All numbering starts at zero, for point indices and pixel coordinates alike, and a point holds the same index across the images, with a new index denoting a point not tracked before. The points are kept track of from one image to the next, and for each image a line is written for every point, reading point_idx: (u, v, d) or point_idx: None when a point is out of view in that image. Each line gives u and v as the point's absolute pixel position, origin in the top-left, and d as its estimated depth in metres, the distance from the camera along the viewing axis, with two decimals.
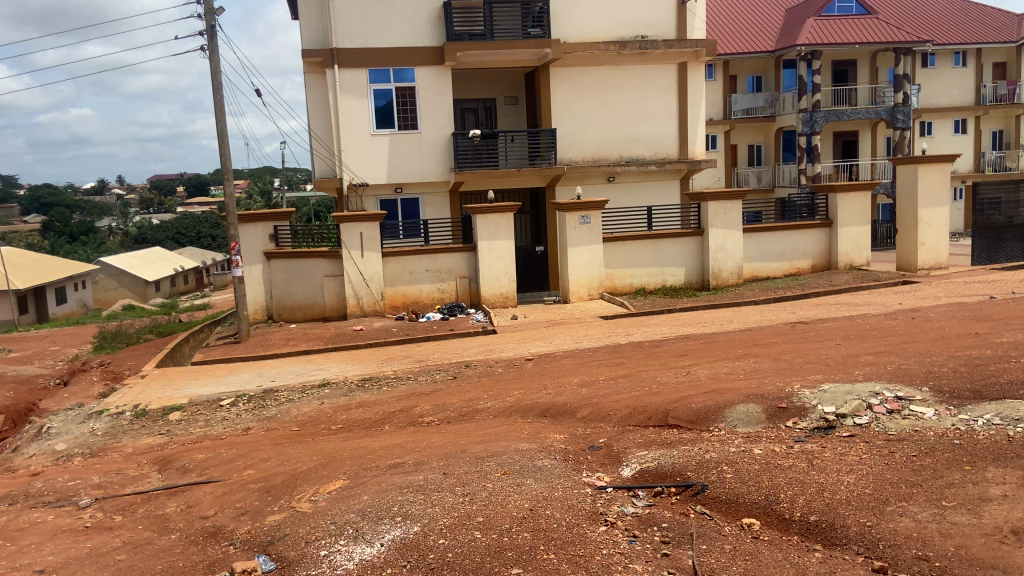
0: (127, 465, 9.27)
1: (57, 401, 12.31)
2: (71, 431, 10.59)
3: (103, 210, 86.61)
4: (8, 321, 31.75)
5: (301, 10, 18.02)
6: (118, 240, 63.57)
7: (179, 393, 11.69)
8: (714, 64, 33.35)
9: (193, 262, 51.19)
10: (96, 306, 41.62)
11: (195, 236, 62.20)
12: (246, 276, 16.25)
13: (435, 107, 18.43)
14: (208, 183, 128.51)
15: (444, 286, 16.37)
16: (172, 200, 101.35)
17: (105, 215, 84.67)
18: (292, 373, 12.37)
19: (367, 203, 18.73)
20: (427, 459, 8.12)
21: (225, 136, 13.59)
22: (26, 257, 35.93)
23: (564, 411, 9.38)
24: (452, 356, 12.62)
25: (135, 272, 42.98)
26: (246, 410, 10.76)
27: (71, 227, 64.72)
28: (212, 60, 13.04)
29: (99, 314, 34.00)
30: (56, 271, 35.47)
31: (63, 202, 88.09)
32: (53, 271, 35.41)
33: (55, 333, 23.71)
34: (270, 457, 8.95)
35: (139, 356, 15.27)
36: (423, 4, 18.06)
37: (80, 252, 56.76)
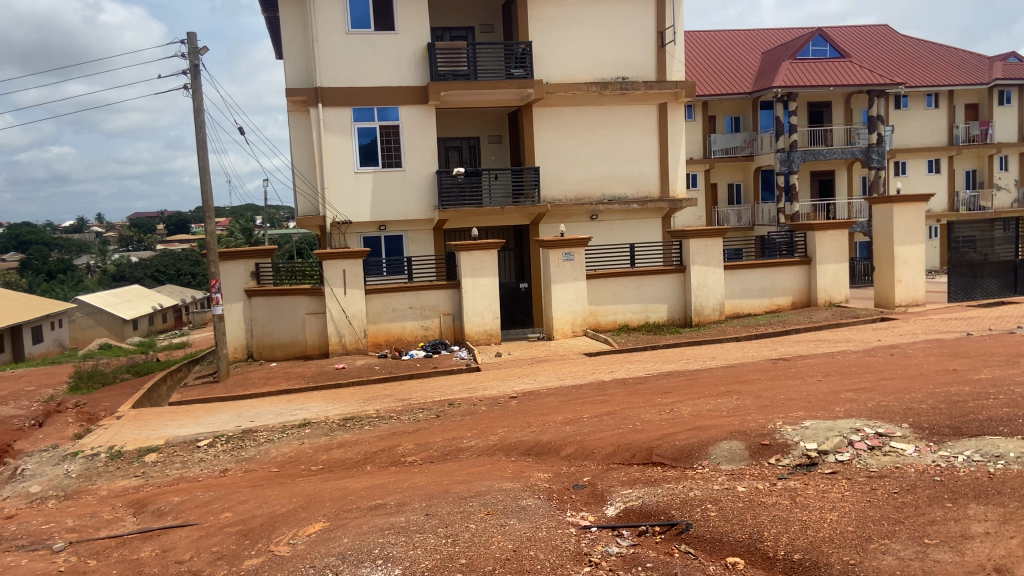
0: (102, 508, 9.07)
1: (31, 442, 12.06)
2: (45, 473, 10.38)
3: (81, 248, 85.83)
4: None
5: (286, 50, 18.19)
6: (96, 278, 62.90)
7: (156, 434, 11.49)
8: (694, 104, 33.98)
9: (172, 300, 50.74)
10: (72, 345, 41.08)
11: (174, 273, 61.61)
12: (226, 314, 16.12)
13: (419, 146, 18.58)
14: (188, 221, 128.01)
15: (427, 323, 16.32)
16: (153, 238, 100.71)
17: (85, 253, 84.09)
18: (272, 413, 12.21)
19: (350, 240, 18.73)
20: (409, 500, 8.02)
21: (207, 175, 13.58)
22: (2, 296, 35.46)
23: (547, 450, 9.32)
24: (435, 395, 12.53)
25: (113, 310, 42.48)
26: (225, 451, 10.60)
27: (48, 265, 64.09)
28: (195, 99, 13.09)
29: (76, 353, 33.49)
30: (32, 310, 35.01)
31: (41, 240, 87.39)
32: (29, 310, 34.94)
33: (29, 373, 23.28)
34: (249, 499, 8.80)
35: (116, 397, 15.00)
36: (406, 44, 18.28)
37: (57, 290, 56.08)
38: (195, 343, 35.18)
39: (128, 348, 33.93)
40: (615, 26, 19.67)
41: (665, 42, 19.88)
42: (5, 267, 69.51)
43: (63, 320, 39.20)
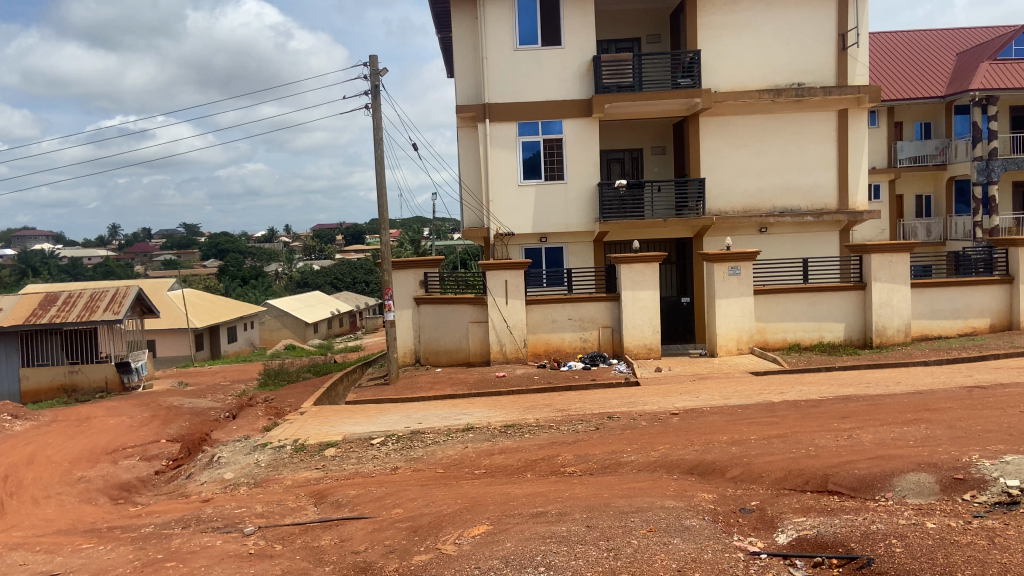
0: (288, 496, 9.89)
1: (227, 432, 13.25)
2: (239, 461, 11.39)
3: (271, 256, 93.24)
4: (186, 356, 34.51)
5: (457, 68, 18.98)
6: (283, 284, 68.38)
7: (335, 430, 12.28)
8: (878, 109, 31.89)
9: (348, 305, 54.21)
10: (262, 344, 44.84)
11: (350, 281, 65.58)
12: (396, 320, 17.03)
13: (582, 158, 18.67)
14: (363, 232, 136.09)
15: (587, 335, 16.30)
16: (331, 247, 108.00)
17: (273, 260, 91.41)
18: (438, 416, 12.67)
19: (512, 252, 19.17)
20: (570, 510, 8.06)
21: (384, 188, 14.37)
22: (205, 299, 39.36)
23: (712, 470, 9.03)
24: (595, 407, 12.49)
25: (297, 314, 45.84)
26: (395, 450, 11.15)
27: (243, 272, 70.41)
28: (375, 117, 13.88)
29: (264, 353, 36.49)
30: (229, 312, 38.63)
31: (236, 248, 96.44)
32: (227, 312, 38.58)
33: (226, 369, 25.59)
34: (417, 497, 9.24)
35: (299, 393, 16.17)
36: (572, 57, 18.47)
37: (249, 295, 61.43)
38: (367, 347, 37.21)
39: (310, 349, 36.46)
40: (790, 31, 18.88)
41: (846, 45, 18.78)
42: (207, 273, 77.15)
43: (253, 322, 43.02)
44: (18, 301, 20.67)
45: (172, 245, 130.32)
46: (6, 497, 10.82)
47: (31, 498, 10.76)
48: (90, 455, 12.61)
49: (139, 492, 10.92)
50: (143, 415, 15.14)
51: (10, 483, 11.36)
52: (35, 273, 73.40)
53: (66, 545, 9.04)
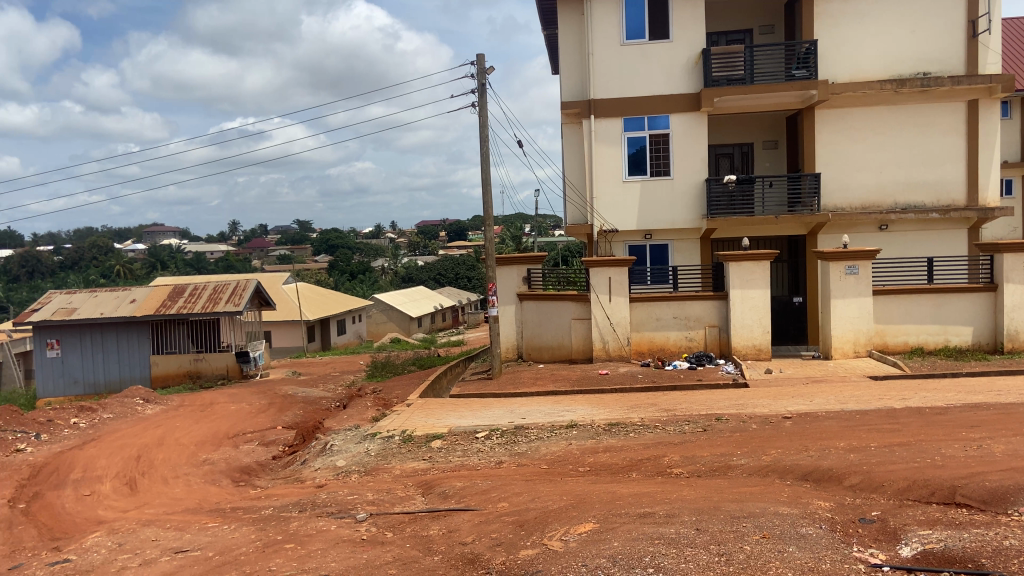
0: (396, 485, 10.18)
1: (338, 421, 13.75)
2: (350, 449, 11.80)
3: (378, 252, 95.86)
4: (298, 347, 36.11)
5: (563, 65, 18.99)
6: (389, 279, 70.27)
7: (440, 423, 12.53)
8: (1011, 100, 29.78)
9: (450, 301, 55.22)
10: (369, 337, 46.33)
11: (453, 277, 66.66)
12: (499, 315, 17.25)
13: (689, 153, 18.29)
14: (464, 228, 138.14)
15: (693, 334, 15.96)
16: (436, 244, 110.46)
17: (380, 255, 94.08)
18: (541, 412, 12.71)
19: (616, 249, 19.01)
20: (679, 512, 7.91)
21: (489, 185, 14.52)
22: (317, 292, 41.06)
23: (828, 477, 8.67)
24: (702, 408, 12.21)
25: (402, 308, 47.06)
26: (499, 444, 11.27)
27: (351, 266, 72.85)
28: (481, 115, 14.05)
29: (371, 346, 37.71)
30: (338, 306, 40.14)
31: (346, 245, 99.96)
32: (336, 306, 40.11)
33: (337, 361, 26.57)
34: (522, 492, 9.30)
35: (405, 385, 16.60)
36: (680, 51, 18.11)
37: (357, 289, 63.43)
38: (469, 342, 37.69)
39: (415, 343, 37.38)
40: (914, 18, 17.88)
41: (977, 32, 17.65)
42: (319, 267, 80.26)
43: (360, 315, 44.49)
44: (150, 292, 22.14)
45: (285, 240, 136.21)
46: (139, 475, 11.61)
47: (162, 478, 11.50)
48: (213, 439, 13.37)
49: (258, 475, 11.49)
50: (261, 403, 15.93)
51: (143, 462, 12.19)
52: (165, 266, 78.41)
53: (193, 523, 9.61)
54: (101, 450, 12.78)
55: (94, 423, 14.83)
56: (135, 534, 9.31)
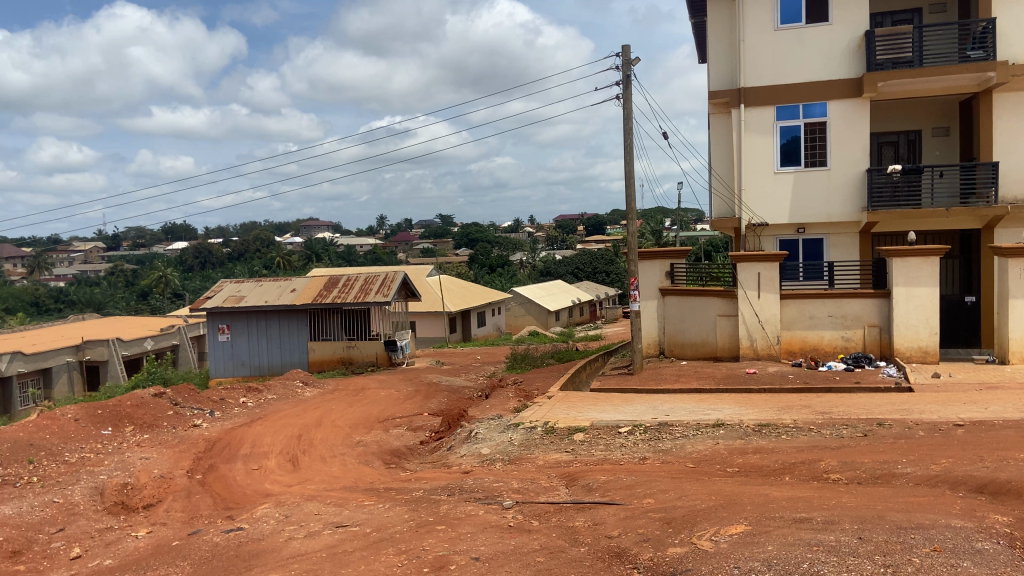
0: (541, 475, 10.30)
1: (481, 410, 14.08)
2: (494, 438, 12.05)
3: (517, 245, 97.10)
4: (440, 338, 37.31)
5: (711, 54, 18.49)
6: (527, 273, 71.03)
7: (582, 416, 12.54)
8: None
9: (589, 295, 55.11)
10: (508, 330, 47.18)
11: (591, 271, 66.40)
12: (641, 311, 17.26)
13: (848, 143, 17.31)
14: (601, 223, 137.25)
15: (850, 334, 15.10)
16: (574, 238, 110.58)
17: (520, 249, 95.25)
18: (685, 410, 12.44)
19: (766, 243, 18.33)
20: (838, 520, 7.50)
21: (633, 178, 14.37)
22: (459, 285, 42.25)
23: (1008, 491, 7.92)
24: (860, 412, 11.52)
25: (541, 301, 47.52)
26: (643, 440, 11.13)
27: (491, 261, 74.40)
28: (626, 107, 13.91)
29: (510, 338, 38.34)
30: (479, 299, 41.11)
31: (487, 238, 101.97)
32: (477, 299, 41.10)
33: (478, 352, 27.23)
34: (669, 489, 9.14)
35: (545, 378, 16.77)
36: (840, 35, 17.15)
37: (496, 282, 64.60)
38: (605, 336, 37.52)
39: (554, 336, 37.59)
40: None
41: None
42: (461, 261, 82.47)
43: (500, 308, 45.31)
44: (308, 282, 23.56)
45: (426, 235, 140.84)
46: (300, 453, 12.40)
47: (320, 456, 12.22)
48: (365, 422, 14.05)
49: (407, 459, 11.98)
50: (408, 389, 16.60)
51: (303, 441, 13.00)
52: (319, 258, 83.27)
53: (351, 500, 10.16)
54: (267, 428, 13.76)
55: (259, 403, 16.01)
56: (298, 507, 9.94)
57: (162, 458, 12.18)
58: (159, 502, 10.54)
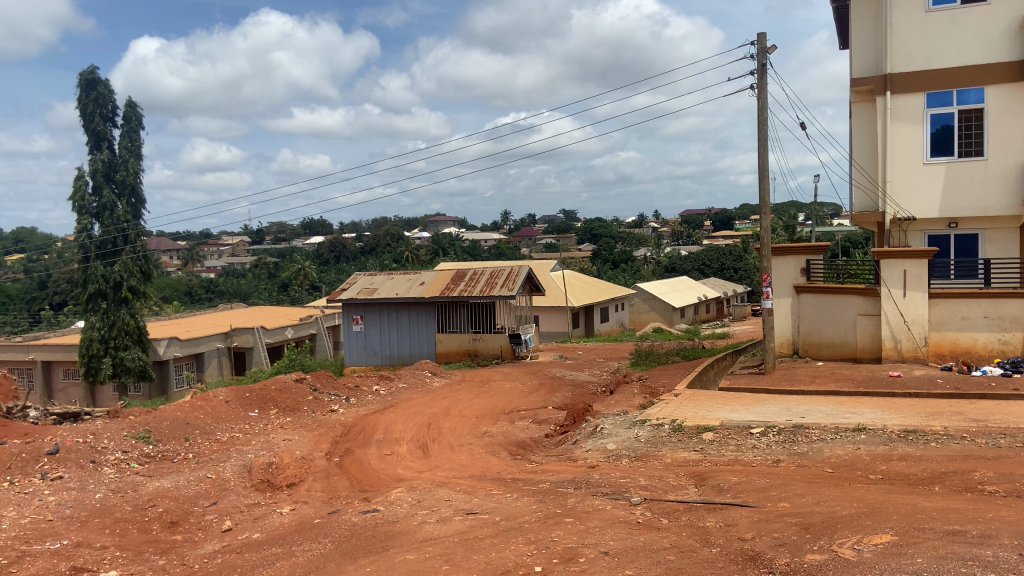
0: (669, 473, 10.14)
1: (606, 405, 14.02)
2: (620, 434, 11.97)
3: (640, 240, 95.82)
4: (563, 333, 37.45)
5: (853, 40, 17.52)
6: (650, 269, 69.91)
7: (711, 415, 12.24)
8: None
9: (716, 292, 53.62)
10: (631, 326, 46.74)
11: (718, 267, 64.51)
12: (774, 308, 16.62)
13: (1008, 130, 16.00)
14: (727, 217, 133.04)
15: (1008, 337, 13.95)
16: (700, 234, 107.75)
17: (644, 244, 93.86)
18: (822, 412, 11.90)
19: (912, 239, 17.29)
20: (998, 535, 6.94)
21: (767, 171, 13.85)
22: (582, 280, 42.20)
23: None
24: (1021, 421, 10.60)
25: (665, 297, 46.70)
26: (777, 442, 10.73)
27: (614, 256, 73.87)
28: (760, 98, 13.42)
29: (634, 333, 37.96)
30: (602, 294, 40.92)
31: (609, 233, 101.15)
32: (600, 294, 40.91)
33: (601, 347, 27.14)
34: (806, 493, 8.77)
35: (672, 375, 16.50)
36: (1000, 14, 15.85)
37: (619, 276, 64.09)
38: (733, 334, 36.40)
39: (678, 333, 36.89)
40: None
41: None
42: (584, 256, 82.34)
43: (623, 303, 45.01)
44: (437, 276, 24.24)
45: (547, 230, 141.56)
46: (430, 441, 12.80)
47: (448, 445, 12.56)
48: (491, 413, 14.32)
49: (533, 451, 12.11)
50: (532, 383, 16.78)
51: (433, 430, 13.40)
52: (445, 252, 85.50)
53: (479, 489, 10.38)
54: (398, 416, 14.28)
55: (391, 391, 16.66)
56: (430, 493, 10.26)
57: (302, 440, 12.90)
58: (300, 482, 11.16)
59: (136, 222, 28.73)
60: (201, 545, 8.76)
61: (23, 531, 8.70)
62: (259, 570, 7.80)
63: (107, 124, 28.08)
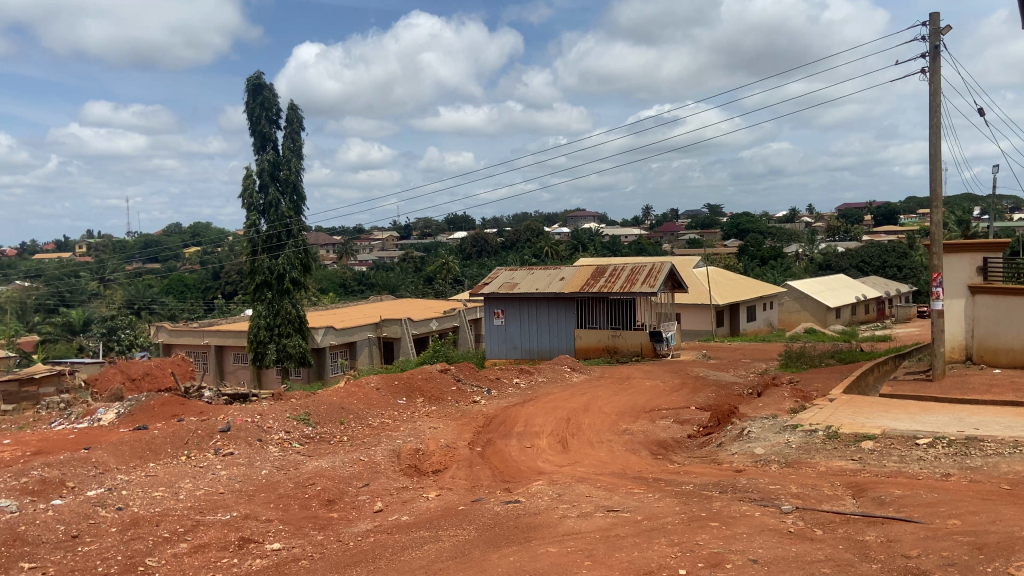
0: (823, 482, 9.57)
1: (753, 408, 13.46)
2: (769, 438, 11.45)
3: (791, 236, 91.31)
4: (707, 332, 36.40)
5: None
6: (803, 266, 66.49)
7: (870, 423, 11.45)
8: None
9: (876, 292, 50.19)
10: (781, 326, 44.72)
11: (879, 265, 60.37)
12: (945, 310, 15.33)
13: None
14: (888, 212, 124.10)
15: None
16: (857, 230, 101.24)
17: (794, 241, 89.36)
18: (1000, 425, 10.83)
19: None
20: None
21: (938, 162, 12.77)
22: (729, 277, 40.81)
23: None
24: None
25: (819, 296, 44.27)
26: (946, 455, 9.88)
27: (763, 253, 70.82)
28: (932, 82, 12.37)
29: (783, 334, 36.28)
30: (750, 292, 39.38)
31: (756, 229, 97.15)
32: (748, 292, 39.38)
33: (747, 347, 26.12)
34: (980, 511, 8.00)
35: (825, 379, 15.60)
36: None
37: (767, 273, 61.37)
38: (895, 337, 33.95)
39: (833, 334, 34.87)
40: None
41: None
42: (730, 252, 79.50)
43: (772, 302, 43.05)
44: (577, 271, 24.24)
45: (690, 225, 138.01)
46: (570, 436, 12.81)
47: (589, 441, 12.52)
48: (633, 411, 14.14)
49: (675, 451, 11.83)
50: (675, 382, 16.42)
51: (573, 425, 13.41)
52: (586, 247, 85.35)
53: (621, 486, 10.26)
54: (538, 409, 14.40)
55: (531, 384, 16.85)
56: (571, 488, 10.26)
57: (446, 429, 13.30)
58: (445, 469, 11.51)
59: (297, 218, 30.69)
60: (355, 523, 9.22)
61: (199, 501, 9.52)
62: (407, 551, 8.09)
63: (271, 126, 30.13)
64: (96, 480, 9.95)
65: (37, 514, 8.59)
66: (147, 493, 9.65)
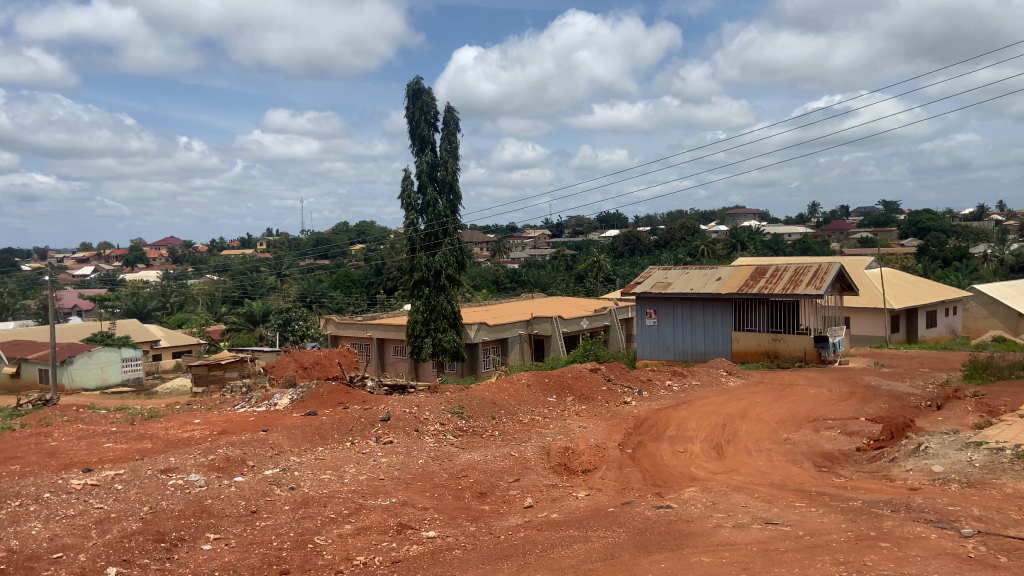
0: (1012, 506, 8.57)
1: (930, 422, 12.31)
2: (949, 455, 10.42)
3: (979, 235, 82.77)
4: (878, 338, 33.81)
5: None
6: (993, 268, 60.11)
7: None
8: None
9: None
10: (965, 334, 40.70)
11: None
12: None
13: None
14: None
15: None
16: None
17: (983, 240, 80.92)
18: None
19: None
20: None
21: None
22: (905, 280, 37.68)
23: None
24: None
25: (1012, 301, 39.85)
26: None
27: (945, 253, 64.71)
28: None
29: (968, 342, 33.00)
30: (930, 296, 36.14)
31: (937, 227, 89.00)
32: (927, 296, 36.16)
33: (926, 356, 23.96)
34: None
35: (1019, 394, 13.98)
36: None
37: (950, 275, 55.99)
38: None
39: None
40: None
41: None
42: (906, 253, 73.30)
43: (956, 307, 39.27)
44: (735, 272, 23.31)
45: (859, 224, 128.85)
46: (726, 442, 12.32)
47: (746, 448, 11.98)
48: (794, 419, 13.37)
49: (841, 465, 11.06)
50: (842, 391, 15.34)
51: (728, 431, 12.89)
52: (744, 247, 81.91)
53: (781, 498, 9.71)
54: (692, 414, 13.95)
55: (685, 387, 16.39)
56: (726, 496, 9.85)
57: (597, 429, 13.21)
58: (595, 469, 11.43)
59: (453, 217, 31.64)
60: (505, 517, 9.35)
61: (361, 485, 10.05)
62: (556, 549, 8.10)
63: (429, 129, 31.20)
64: (272, 460, 10.77)
65: (222, 488, 9.42)
66: (316, 475, 10.31)
